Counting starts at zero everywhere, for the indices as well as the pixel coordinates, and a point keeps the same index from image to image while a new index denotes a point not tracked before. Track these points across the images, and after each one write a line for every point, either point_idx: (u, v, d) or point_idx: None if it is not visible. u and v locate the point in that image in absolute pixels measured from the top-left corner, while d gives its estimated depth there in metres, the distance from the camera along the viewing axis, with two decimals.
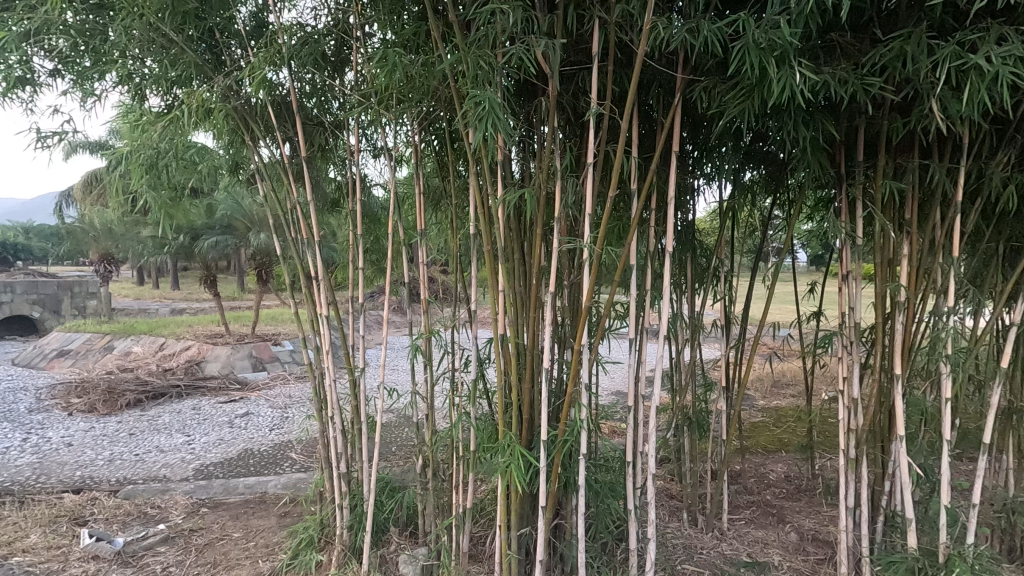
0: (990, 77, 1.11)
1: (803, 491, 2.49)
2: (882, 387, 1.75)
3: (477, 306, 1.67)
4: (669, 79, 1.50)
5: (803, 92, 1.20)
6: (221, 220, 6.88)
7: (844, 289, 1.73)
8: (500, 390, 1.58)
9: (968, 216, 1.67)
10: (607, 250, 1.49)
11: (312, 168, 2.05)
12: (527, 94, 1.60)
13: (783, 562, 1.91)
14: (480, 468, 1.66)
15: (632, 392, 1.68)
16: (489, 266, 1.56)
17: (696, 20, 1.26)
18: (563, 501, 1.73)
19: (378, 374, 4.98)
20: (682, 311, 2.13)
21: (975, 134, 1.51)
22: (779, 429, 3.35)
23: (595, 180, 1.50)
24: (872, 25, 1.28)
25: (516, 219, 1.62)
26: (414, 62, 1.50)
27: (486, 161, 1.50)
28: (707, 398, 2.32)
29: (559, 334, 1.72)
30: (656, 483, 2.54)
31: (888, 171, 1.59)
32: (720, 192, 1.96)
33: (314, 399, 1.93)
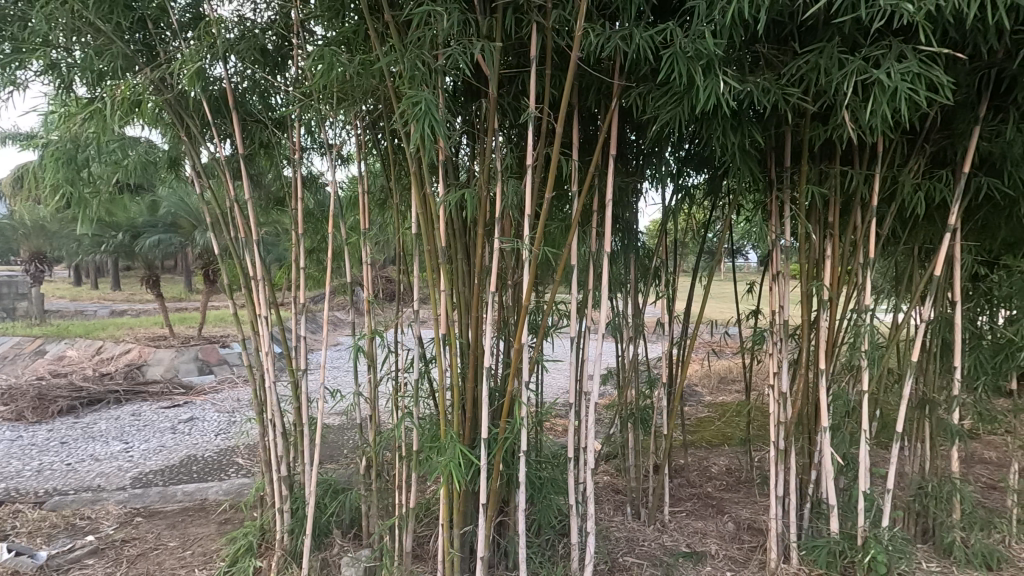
0: (893, 91, 1.20)
1: (741, 483, 2.59)
2: (808, 381, 1.85)
3: (419, 306, 1.68)
4: (606, 84, 1.54)
5: (729, 101, 1.26)
6: (164, 218, 6.61)
7: (775, 288, 1.81)
8: (442, 390, 1.59)
9: (884, 220, 1.79)
10: (547, 250, 1.52)
11: (254, 165, 2.00)
12: (470, 96, 1.62)
13: (719, 550, 1.99)
14: (422, 468, 1.65)
15: (573, 389, 1.72)
16: (431, 267, 1.56)
17: (629, 29, 1.31)
18: (506, 499, 1.75)
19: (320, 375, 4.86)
20: (625, 310, 2.19)
21: (888, 143, 1.62)
22: (722, 424, 3.48)
23: (535, 182, 1.53)
24: (792, 39, 1.35)
25: (459, 219, 1.63)
26: (353, 62, 1.49)
27: (427, 162, 1.50)
28: (651, 394, 2.39)
29: (502, 333, 1.74)
30: (602, 478, 2.60)
31: (812, 177, 1.68)
32: (663, 194, 2.02)
33: (254, 402, 1.89)
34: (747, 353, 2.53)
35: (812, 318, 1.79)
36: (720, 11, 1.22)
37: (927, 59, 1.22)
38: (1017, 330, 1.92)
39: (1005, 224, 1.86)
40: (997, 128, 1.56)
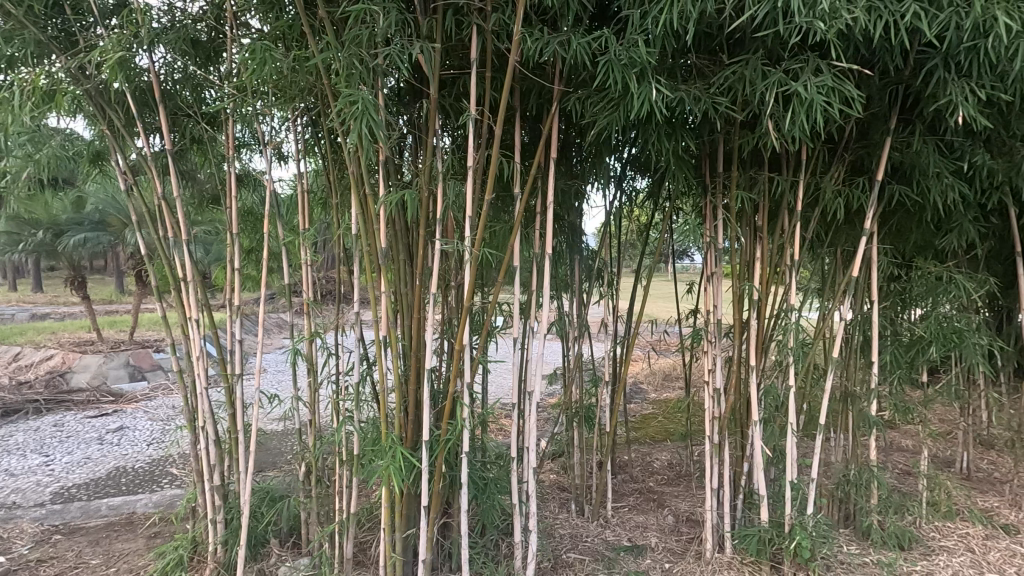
0: (811, 103, 1.28)
1: (681, 477, 2.69)
2: (740, 378, 1.94)
3: (360, 308, 1.65)
4: (546, 88, 1.56)
5: (661, 108, 1.30)
6: (92, 217, 6.23)
7: (709, 288, 1.88)
8: (383, 393, 1.57)
9: (809, 224, 1.89)
10: (487, 251, 1.53)
11: (187, 161, 1.91)
12: (410, 96, 1.61)
13: (659, 543, 2.04)
14: (363, 472, 1.63)
15: (517, 389, 1.73)
16: (370, 268, 1.53)
17: (566, 34, 1.34)
18: (450, 500, 1.75)
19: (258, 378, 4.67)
20: (569, 310, 2.22)
21: (811, 152, 1.72)
22: (666, 420, 3.59)
23: (477, 183, 1.54)
24: (721, 50, 1.42)
25: (401, 220, 1.61)
26: (287, 58, 1.45)
27: (366, 162, 1.47)
28: (594, 393, 2.43)
29: (445, 334, 1.73)
30: (548, 476, 2.64)
31: (742, 183, 1.77)
32: (605, 197, 2.07)
33: (184, 408, 1.80)
34: (687, 352, 2.62)
35: (744, 317, 1.87)
36: (652, 21, 1.27)
37: (840, 73, 1.30)
38: (926, 326, 2.07)
39: (916, 228, 2.00)
40: (905, 139, 1.68)
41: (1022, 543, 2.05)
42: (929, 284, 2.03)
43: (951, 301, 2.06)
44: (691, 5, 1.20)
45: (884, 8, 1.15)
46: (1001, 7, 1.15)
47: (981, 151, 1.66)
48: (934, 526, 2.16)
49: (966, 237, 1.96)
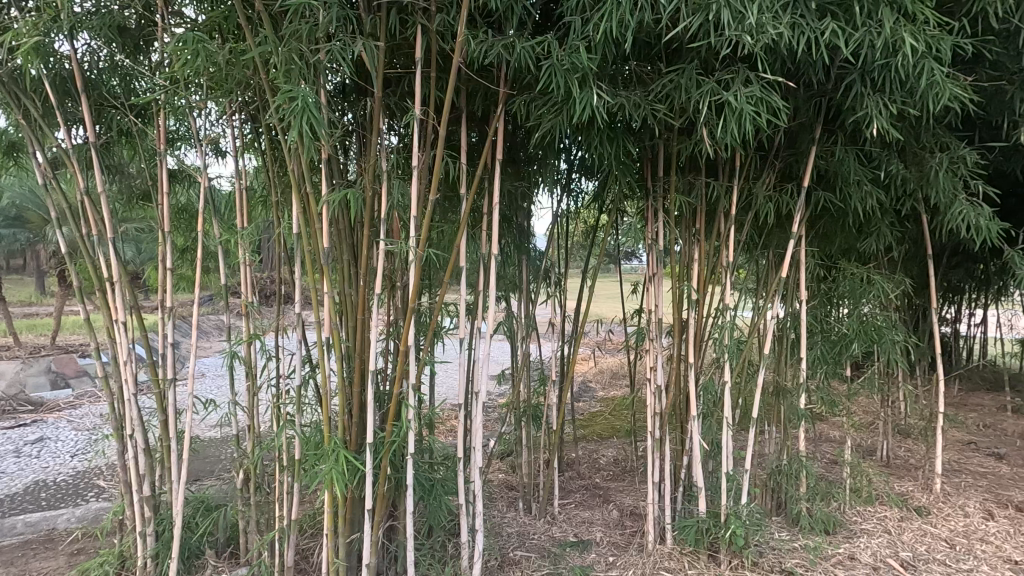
0: (741, 112, 1.35)
1: (626, 472, 2.76)
2: (680, 374, 2.01)
3: (302, 309, 1.61)
4: (491, 90, 1.58)
5: (602, 113, 1.34)
6: (7, 211, 5.77)
7: (651, 288, 1.94)
8: (326, 395, 1.53)
9: (743, 227, 1.98)
10: (433, 251, 1.52)
11: (113, 154, 1.81)
12: (354, 94, 1.58)
13: (603, 538, 2.09)
14: (305, 478, 1.58)
15: (463, 389, 1.73)
16: (312, 268, 1.49)
17: (510, 37, 1.36)
18: (396, 503, 1.73)
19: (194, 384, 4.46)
20: (517, 311, 2.25)
21: (744, 158, 1.81)
22: (612, 418, 3.68)
23: (422, 184, 1.53)
24: (659, 59, 1.47)
25: (344, 219, 1.58)
26: (222, 49, 1.40)
27: (307, 160, 1.44)
28: (542, 391, 2.46)
29: (391, 335, 1.71)
30: (497, 476, 2.66)
31: (681, 187, 1.84)
32: (552, 199, 2.10)
33: (110, 416, 1.70)
34: (632, 350, 2.70)
35: (683, 316, 1.94)
36: (593, 28, 1.30)
37: (768, 85, 1.38)
38: (849, 324, 2.21)
39: (840, 232, 2.14)
40: (829, 148, 1.79)
41: (933, 523, 2.22)
42: (852, 285, 2.17)
43: (871, 301, 2.21)
44: (630, 14, 1.25)
45: (805, 26, 1.22)
46: (908, 29, 1.25)
47: (895, 161, 1.79)
48: (856, 511, 2.31)
49: (884, 241, 2.11)
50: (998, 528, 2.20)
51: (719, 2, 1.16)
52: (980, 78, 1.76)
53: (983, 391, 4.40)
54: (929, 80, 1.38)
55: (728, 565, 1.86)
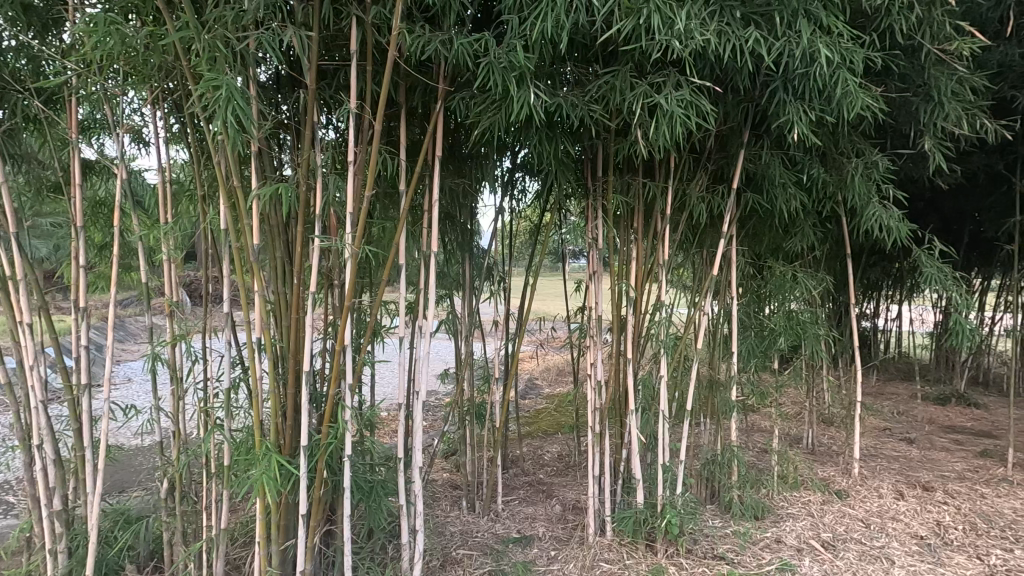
0: (673, 115, 1.40)
1: (569, 467, 2.81)
2: (619, 370, 2.05)
3: (231, 309, 1.54)
4: (430, 85, 1.56)
5: (540, 112, 1.35)
6: None
7: (591, 286, 1.97)
8: (257, 398, 1.47)
9: (678, 226, 2.05)
10: (370, 249, 1.48)
11: (18, 143, 1.67)
12: (288, 85, 1.52)
13: (546, 532, 2.12)
14: (234, 485, 1.52)
15: (403, 389, 1.70)
16: (241, 266, 1.43)
17: (448, 32, 1.35)
18: (333, 507, 1.68)
19: (115, 389, 4.18)
20: (460, 309, 2.23)
21: (678, 160, 1.87)
22: (557, 414, 3.73)
23: (358, 180, 1.49)
24: (595, 60, 1.50)
25: (276, 215, 1.52)
26: (140, 33, 1.32)
27: (236, 153, 1.38)
28: (486, 389, 2.46)
29: (328, 334, 1.67)
30: (441, 476, 2.64)
31: (618, 187, 1.88)
32: (495, 197, 2.11)
33: (15, 426, 1.57)
34: (575, 347, 2.75)
35: (622, 313, 1.99)
36: (529, 27, 1.31)
37: (697, 90, 1.44)
38: (777, 320, 2.34)
39: (768, 232, 2.25)
40: (756, 152, 1.88)
41: (851, 505, 2.38)
42: (779, 282, 2.28)
43: (797, 297, 2.34)
44: (565, 15, 1.26)
45: (731, 33, 1.28)
46: (824, 40, 1.32)
47: (816, 165, 1.90)
48: (783, 496, 2.43)
49: (807, 241, 2.23)
50: (907, 506, 2.38)
51: (650, 7, 1.20)
52: (890, 90, 1.89)
53: (898, 381, 4.74)
54: (844, 89, 1.47)
55: (663, 553, 1.93)
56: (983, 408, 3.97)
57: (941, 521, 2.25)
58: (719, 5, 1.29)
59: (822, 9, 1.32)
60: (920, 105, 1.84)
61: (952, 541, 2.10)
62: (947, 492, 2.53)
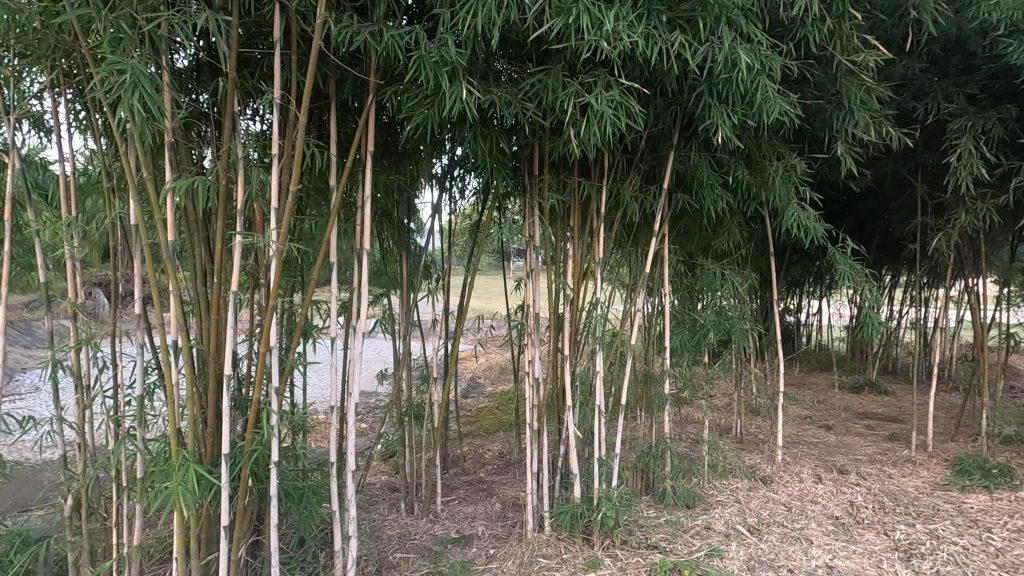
0: (604, 115, 1.43)
1: (510, 464, 2.81)
2: (557, 367, 2.06)
3: (143, 309, 1.44)
4: (361, 79, 1.52)
5: (472, 108, 1.34)
6: None
7: (529, 283, 1.97)
8: (173, 405, 1.38)
9: (613, 225, 2.09)
10: (296, 245, 1.42)
11: None
12: (208, 73, 1.43)
13: (485, 531, 2.11)
14: (147, 499, 1.41)
15: (334, 391, 1.63)
16: (153, 264, 1.34)
17: (377, 23, 1.31)
18: (259, 517, 1.60)
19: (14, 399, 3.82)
20: (397, 308, 2.18)
21: (612, 159, 1.91)
22: (499, 412, 3.74)
23: (284, 174, 1.43)
24: (528, 58, 1.51)
25: (193, 210, 1.43)
26: (34, 9, 1.21)
27: (146, 143, 1.29)
28: (424, 389, 2.43)
29: (253, 336, 1.58)
30: (380, 479, 2.58)
31: (554, 185, 1.89)
32: (431, 193, 2.08)
33: None
34: (515, 345, 2.75)
35: (559, 311, 2.00)
36: (460, 22, 1.30)
37: (627, 91, 1.47)
38: (707, 315, 2.43)
39: (699, 230, 2.33)
40: (686, 153, 1.95)
41: (774, 490, 2.51)
42: (710, 279, 2.37)
43: (726, 293, 2.43)
44: (496, 12, 1.26)
45: (657, 36, 1.32)
46: (743, 47, 1.39)
47: (741, 167, 1.99)
48: (712, 485, 2.54)
49: (735, 239, 2.33)
50: (824, 489, 2.54)
51: (579, 8, 1.22)
52: (807, 97, 2.00)
53: (818, 371, 5.06)
54: (763, 95, 1.54)
55: (600, 545, 1.96)
56: (891, 395, 4.30)
57: (854, 502, 2.41)
58: (646, 9, 1.33)
59: (741, 17, 1.38)
60: (834, 112, 1.96)
61: (863, 519, 2.26)
62: (860, 474, 2.72)
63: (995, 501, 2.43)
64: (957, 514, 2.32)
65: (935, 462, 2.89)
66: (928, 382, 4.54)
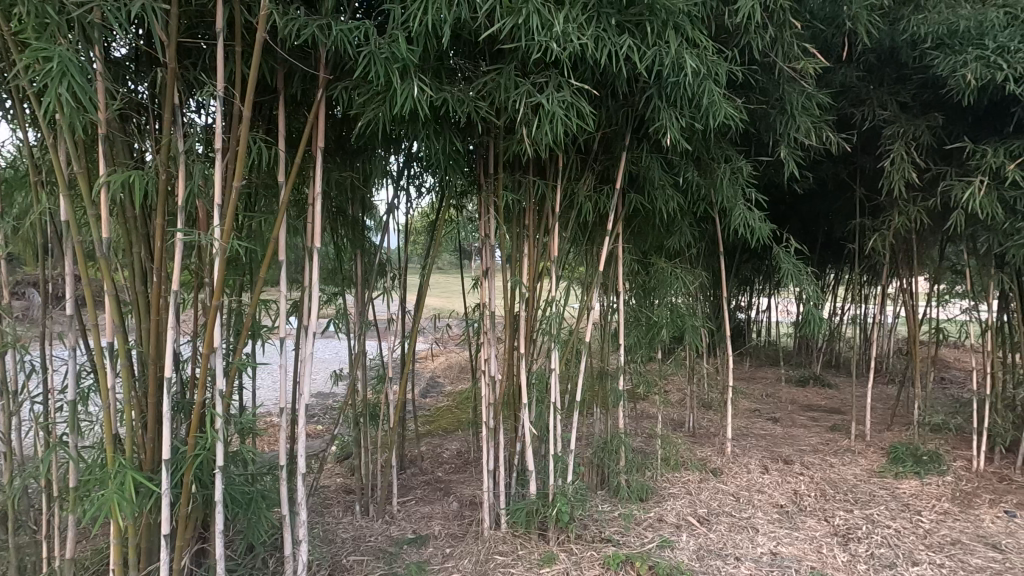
0: (555, 115, 1.45)
1: (467, 463, 2.81)
2: (513, 365, 2.07)
3: (75, 310, 1.37)
4: (310, 74, 1.49)
5: (424, 106, 1.33)
6: None
7: (485, 282, 1.97)
8: (108, 410, 1.32)
9: (568, 224, 2.12)
10: (241, 242, 1.37)
11: None
12: (147, 63, 1.38)
13: (441, 530, 2.11)
14: (80, 508, 1.35)
15: (285, 393, 1.58)
16: (85, 262, 1.27)
17: (325, 16, 1.29)
18: (205, 524, 1.55)
19: None
20: (351, 307, 2.15)
21: (566, 159, 1.93)
22: (459, 411, 3.73)
23: (228, 169, 1.38)
24: (482, 57, 1.52)
25: (131, 206, 1.37)
26: None
27: (77, 134, 1.22)
28: (380, 389, 2.40)
29: (197, 336, 1.53)
30: (335, 481, 2.54)
31: (509, 183, 1.90)
32: (387, 191, 2.06)
33: None
34: (473, 343, 2.75)
35: (514, 310, 2.01)
36: (411, 19, 1.29)
37: (578, 91, 1.49)
38: (661, 313, 2.49)
39: (652, 229, 2.38)
40: (638, 154, 1.99)
41: (723, 481, 2.60)
42: (663, 277, 2.42)
43: (678, 292, 2.49)
44: (446, 9, 1.26)
45: (607, 39, 1.35)
46: (689, 52, 1.43)
47: (689, 168, 2.05)
48: (666, 478, 2.60)
49: (686, 239, 2.39)
50: (770, 479, 2.65)
51: (529, 8, 1.24)
52: (752, 101, 2.08)
53: (767, 366, 5.27)
54: (710, 99, 1.59)
55: (555, 540, 1.98)
56: (834, 388, 4.51)
57: (797, 490, 2.52)
58: (596, 11, 1.35)
59: (687, 22, 1.43)
60: (778, 116, 2.04)
61: (805, 507, 2.37)
62: (804, 464, 2.85)
63: (925, 485, 2.59)
64: (891, 499, 2.46)
65: (872, 450, 3.05)
66: (867, 374, 4.79)
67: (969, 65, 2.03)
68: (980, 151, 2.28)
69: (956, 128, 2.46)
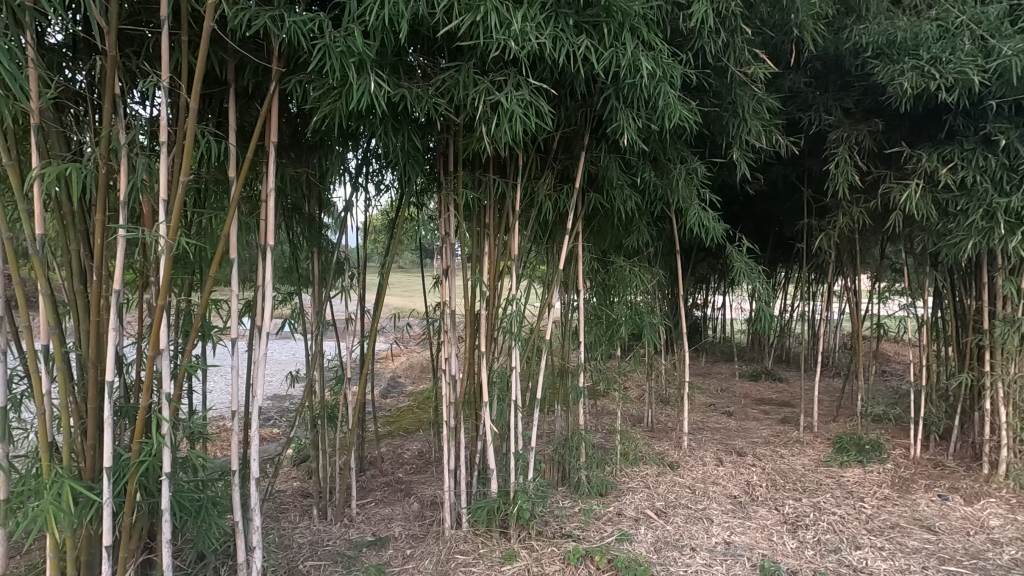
0: (514, 113, 1.45)
1: (428, 463, 2.79)
2: (474, 363, 2.07)
3: (5, 311, 1.29)
4: (261, 66, 1.44)
5: (382, 101, 1.31)
6: None
7: (445, 280, 1.96)
8: (43, 417, 1.24)
9: (528, 223, 2.12)
10: (189, 239, 1.31)
11: None
12: (85, 51, 1.30)
13: (401, 532, 2.08)
14: (13, 521, 1.27)
15: (237, 397, 1.52)
16: (16, 259, 1.19)
17: (277, 8, 1.25)
18: (151, 533, 1.49)
19: None
20: (308, 306, 2.10)
21: (525, 158, 1.94)
22: (420, 410, 3.70)
23: (175, 163, 1.33)
24: (440, 54, 1.50)
25: (68, 201, 1.30)
26: None
27: (7, 123, 1.15)
28: (338, 390, 2.35)
29: (141, 338, 1.46)
30: (292, 485, 2.47)
31: (469, 181, 1.89)
32: (344, 188, 2.00)
33: None
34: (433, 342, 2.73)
35: (475, 308, 2.00)
36: (367, 13, 1.27)
37: (537, 90, 1.50)
38: (619, 310, 2.52)
39: (611, 228, 2.41)
40: (596, 155, 2.02)
41: (680, 475, 2.66)
42: (622, 275, 2.46)
43: (636, 290, 2.53)
44: (403, 3, 1.24)
45: (564, 39, 1.36)
46: (644, 53, 1.46)
47: (646, 168, 2.09)
48: (625, 473, 2.65)
49: (644, 238, 2.44)
50: (724, 471, 2.73)
51: (487, 6, 1.24)
52: (706, 104, 2.13)
53: (721, 362, 5.43)
54: (665, 101, 1.62)
55: (516, 538, 1.99)
56: (784, 382, 4.69)
57: (750, 481, 2.61)
58: (554, 11, 1.36)
59: (643, 24, 1.46)
60: (730, 119, 2.09)
61: (757, 497, 2.45)
62: (756, 456, 2.95)
63: (867, 473, 2.72)
64: (836, 487, 2.57)
65: (819, 441, 3.18)
66: (814, 368, 4.99)
67: (906, 75, 2.13)
68: (915, 156, 2.41)
69: (894, 134, 2.59)
